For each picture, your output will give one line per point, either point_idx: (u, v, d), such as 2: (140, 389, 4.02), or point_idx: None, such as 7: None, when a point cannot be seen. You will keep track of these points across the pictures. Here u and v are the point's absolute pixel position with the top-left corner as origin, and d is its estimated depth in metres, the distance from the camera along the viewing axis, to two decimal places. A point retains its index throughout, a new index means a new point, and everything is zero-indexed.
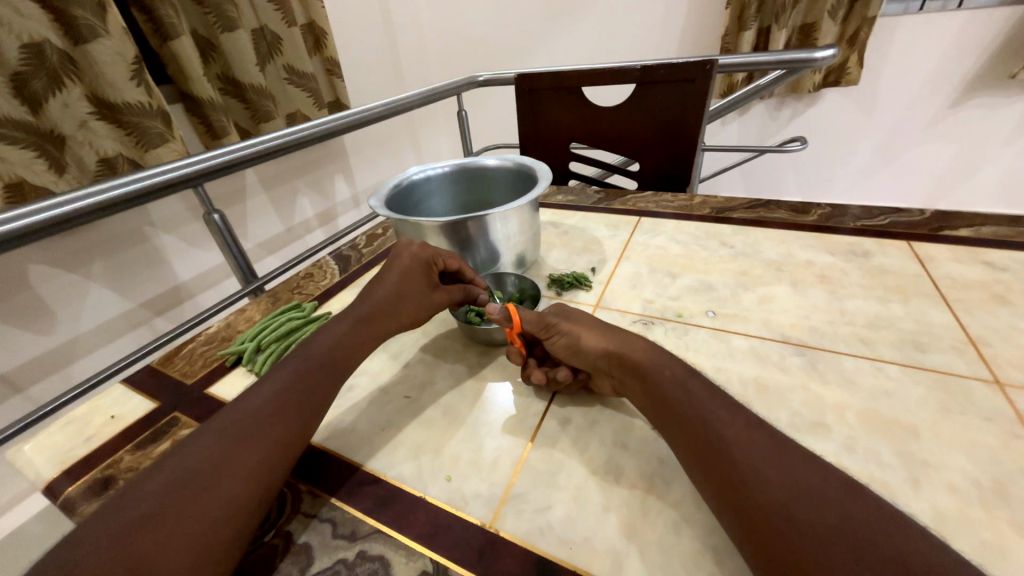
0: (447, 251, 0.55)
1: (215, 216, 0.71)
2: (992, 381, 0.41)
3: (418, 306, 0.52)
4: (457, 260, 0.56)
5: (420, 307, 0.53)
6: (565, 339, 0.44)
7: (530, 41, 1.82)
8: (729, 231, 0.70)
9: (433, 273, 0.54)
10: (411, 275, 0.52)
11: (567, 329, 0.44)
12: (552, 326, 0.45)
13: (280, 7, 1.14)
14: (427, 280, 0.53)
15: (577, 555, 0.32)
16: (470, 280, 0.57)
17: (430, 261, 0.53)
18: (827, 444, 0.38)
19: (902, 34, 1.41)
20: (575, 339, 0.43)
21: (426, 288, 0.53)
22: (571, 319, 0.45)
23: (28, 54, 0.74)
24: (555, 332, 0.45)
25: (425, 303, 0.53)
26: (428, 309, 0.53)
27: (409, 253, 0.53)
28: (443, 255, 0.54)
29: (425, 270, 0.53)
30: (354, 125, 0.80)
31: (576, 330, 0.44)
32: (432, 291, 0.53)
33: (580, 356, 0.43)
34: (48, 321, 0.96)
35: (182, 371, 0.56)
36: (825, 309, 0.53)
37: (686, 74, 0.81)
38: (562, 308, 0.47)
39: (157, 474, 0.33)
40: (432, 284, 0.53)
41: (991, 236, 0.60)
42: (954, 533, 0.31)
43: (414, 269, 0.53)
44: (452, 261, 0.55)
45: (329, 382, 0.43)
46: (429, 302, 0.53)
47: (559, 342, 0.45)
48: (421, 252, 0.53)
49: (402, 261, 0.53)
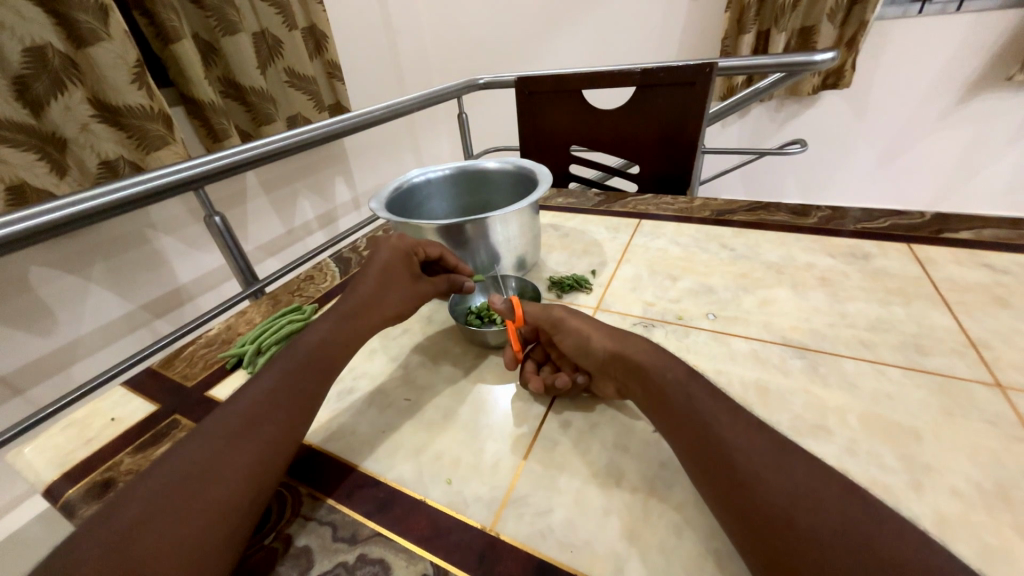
0: (426, 239, 0.56)
1: (214, 219, 0.72)
2: (993, 384, 0.41)
3: (403, 299, 0.53)
4: (439, 248, 0.57)
5: (406, 298, 0.53)
6: (573, 339, 0.44)
7: (531, 44, 1.83)
8: (729, 233, 0.70)
9: (414, 263, 0.54)
10: (394, 268, 0.53)
11: (574, 327, 0.44)
12: (559, 322, 0.45)
13: (281, 11, 1.14)
14: (410, 272, 0.54)
15: (577, 559, 0.32)
16: (453, 267, 0.58)
17: (409, 251, 0.54)
18: (829, 447, 0.38)
19: (902, 37, 1.41)
20: (581, 339, 0.43)
21: (410, 279, 0.54)
22: (579, 316, 0.45)
23: (30, 58, 0.75)
24: (562, 330, 0.45)
25: (410, 295, 0.53)
26: (413, 300, 0.54)
27: (387, 247, 0.53)
28: (422, 244, 0.55)
29: (406, 260, 0.54)
30: (355, 127, 0.80)
31: (585, 330, 0.44)
32: (416, 282, 0.54)
33: (587, 356, 0.43)
34: (48, 323, 0.95)
35: (181, 373, 0.56)
36: (825, 312, 0.53)
37: (686, 77, 0.82)
38: (569, 308, 0.46)
39: (151, 477, 0.33)
40: (415, 274, 0.54)
41: (991, 238, 0.60)
42: (957, 537, 0.31)
43: (395, 261, 0.53)
44: (431, 248, 0.56)
45: (322, 381, 0.43)
46: (413, 293, 0.54)
47: (567, 341, 0.45)
48: (400, 244, 0.54)
49: (383, 254, 0.53)
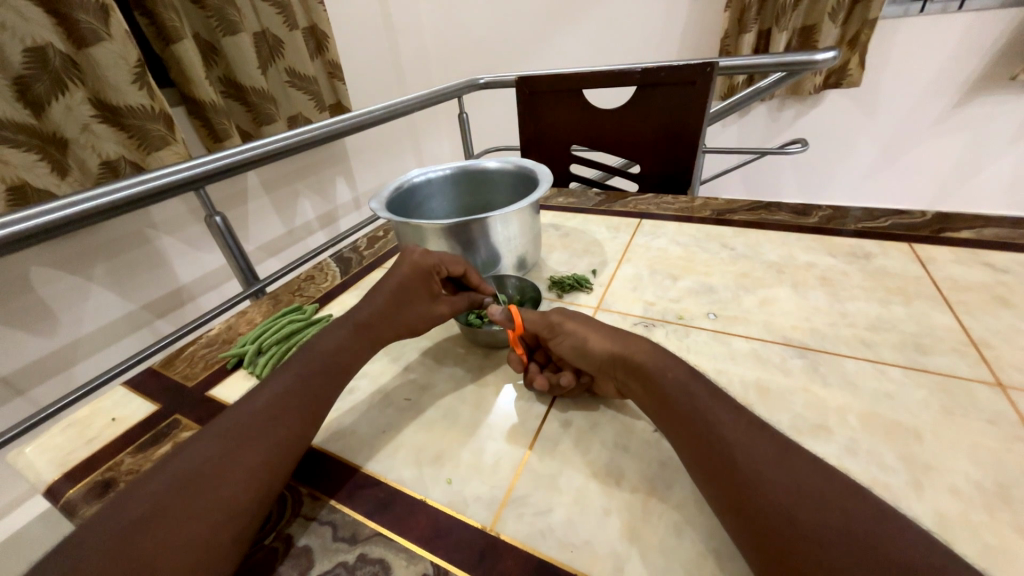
0: (450, 256, 0.54)
1: (217, 219, 0.72)
2: (994, 383, 0.41)
3: (416, 317, 0.52)
4: (462, 265, 0.55)
5: (421, 318, 0.52)
6: (570, 341, 0.44)
7: (531, 45, 1.83)
8: (730, 233, 0.70)
9: (434, 283, 0.53)
10: (411, 285, 0.52)
11: (570, 330, 0.44)
12: (557, 326, 0.45)
13: (282, 11, 1.15)
14: (428, 291, 0.53)
15: (577, 558, 0.32)
16: (475, 286, 0.56)
17: (431, 270, 0.53)
18: (829, 447, 0.38)
19: (903, 36, 1.41)
20: (577, 342, 0.43)
21: (428, 298, 0.53)
22: (575, 319, 0.45)
23: (31, 58, 0.75)
24: (559, 333, 0.45)
25: (424, 313, 0.52)
26: (429, 320, 0.53)
27: (410, 262, 0.52)
28: (446, 261, 0.53)
29: (427, 279, 0.52)
30: (357, 128, 0.80)
31: (581, 332, 0.44)
32: (432, 302, 0.53)
33: (585, 358, 0.43)
34: (50, 322, 0.96)
35: (183, 373, 0.56)
36: (826, 311, 0.53)
37: (687, 76, 0.81)
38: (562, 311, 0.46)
39: (157, 476, 0.33)
40: (434, 294, 0.53)
41: (992, 238, 0.60)
42: (958, 538, 0.31)
43: (416, 280, 0.52)
44: (456, 266, 0.54)
45: (329, 385, 0.43)
46: (429, 312, 0.53)
47: (565, 343, 0.44)
48: (422, 262, 0.52)
49: (402, 271, 0.52)
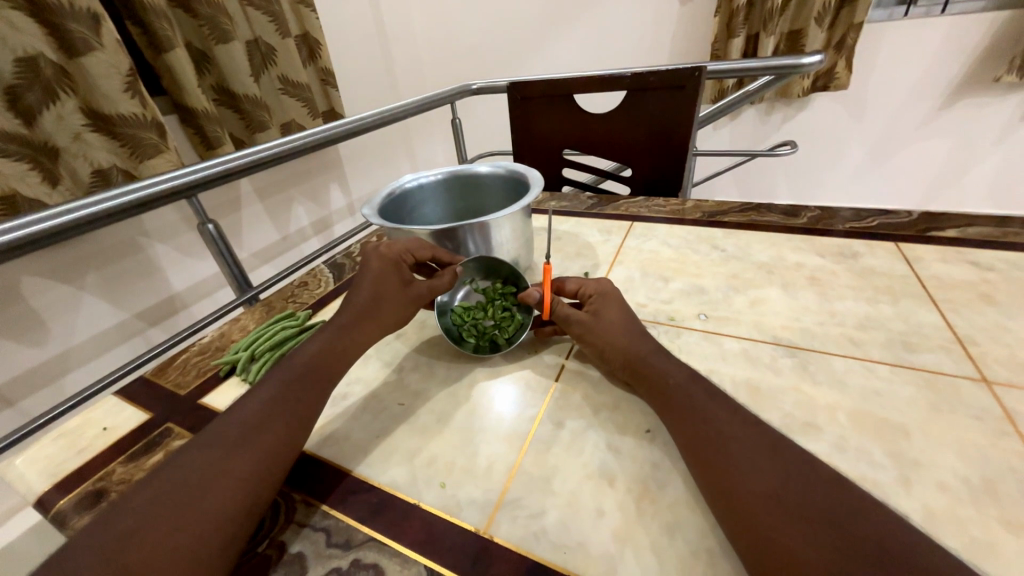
0: (415, 242, 0.55)
1: (209, 227, 0.71)
2: (980, 380, 0.42)
3: (394, 307, 0.52)
4: (429, 248, 0.56)
5: (399, 306, 0.52)
6: (608, 323, 0.47)
7: (525, 54, 1.85)
8: (720, 234, 0.71)
9: (403, 268, 0.54)
10: (383, 278, 0.52)
11: (598, 297, 0.50)
12: (597, 311, 0.49)
13: (274, 19, 1.15)
14: (399, 278, 0.53)
15: (570, 560, 0.32)
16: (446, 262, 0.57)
17: (399, 258, 0.54)
18: (819, 445, 0.38)
19: (888, 40, 1.43)
20: (600, 309, 0.49)
21: (400, 285, 0.53)
22: (615, 309, 0.48)
23: (22, 68, 0.74)
24: (596, 317, 0.48)
25: (402, 301, 0.52)
26: (406, 306, 0.53)
27: (376, 255, 0.53)
28: (411, 249, 0.55)
29: (397, 269, 0.53)
30: (348, 134, 0.79)
31: (615, 320, 0.47)
32: (408, 286, 0.53)
33: (615, 338, 0.46)
34: (39, 332, 0.95)
35: (175, 382, 0.56)
36: (815, 310, 0.53)
37: (676, 80, 0.82)
38: (598, 283, 0.52)
39: (142, 489, 0.33)
40: (405, 280, 0.53)
41: (976, 237, 0.61)
42: (945, 532, 0.31)
43: (386, 270, 0.53)
44: (422, 252, 0.56)
45: (318, 389, 0.43)
46: (405, 299, 0.52)
47: (601, 324, 0.47)
48: (387, 252, 0.53)
49: (371, 265, 0.53)
